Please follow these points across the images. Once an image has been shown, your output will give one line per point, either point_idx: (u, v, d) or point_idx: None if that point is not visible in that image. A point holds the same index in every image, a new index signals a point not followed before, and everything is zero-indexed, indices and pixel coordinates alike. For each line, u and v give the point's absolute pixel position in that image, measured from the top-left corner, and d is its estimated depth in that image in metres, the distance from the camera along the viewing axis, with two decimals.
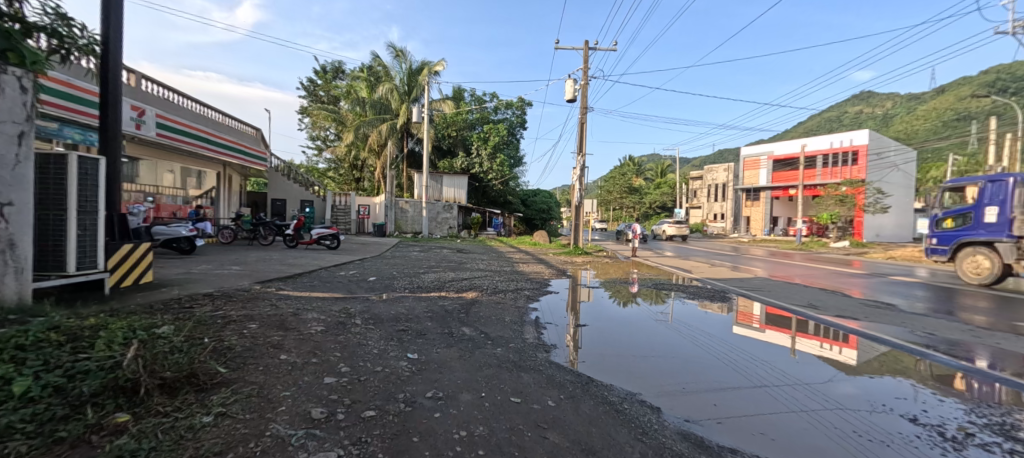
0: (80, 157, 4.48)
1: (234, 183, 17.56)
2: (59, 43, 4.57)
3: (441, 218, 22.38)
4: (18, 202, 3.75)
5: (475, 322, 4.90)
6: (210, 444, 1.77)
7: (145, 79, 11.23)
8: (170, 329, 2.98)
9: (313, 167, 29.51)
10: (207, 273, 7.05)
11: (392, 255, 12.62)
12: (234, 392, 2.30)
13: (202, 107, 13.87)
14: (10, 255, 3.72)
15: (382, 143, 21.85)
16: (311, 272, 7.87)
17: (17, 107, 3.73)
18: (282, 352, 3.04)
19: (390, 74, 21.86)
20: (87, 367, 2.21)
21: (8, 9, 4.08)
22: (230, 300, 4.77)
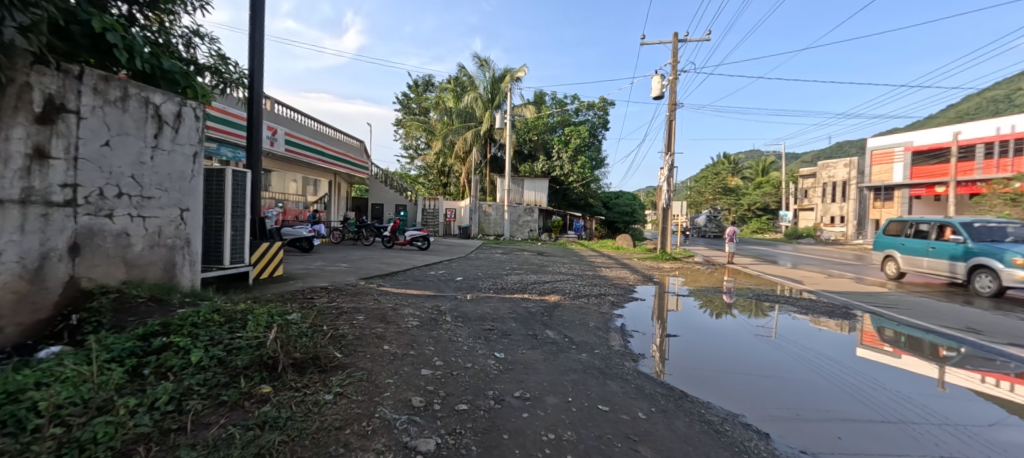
0: (234, 171, 5.47)
1: (343, 190, 19.85)
2: (219, 80, 5.67)
3: (523, 221, 22.87)
4: (192, 208, 4.69)
5: (558, 326, 4.90)
6: (331, 419, 2.02)
7: (277, 103, 13.28)
8: (298, 316, 3.47)
9: (404, 173, 31.84)
10: (322, 269, 8.07)
11: (476, 256, 13.17)
12: (348, 375, 2.60)
13: (319, 125, 15.96)
14: (186, 251, 4.67)
15: (467, 150, 23.04)
16: (406, 271, 8.57)
17: (192, 132, 4.66)
18: (385, 342, 3.35)
19: (474, 83, 22.85)
20: (240, 344, 2.68)
21: (187, 55, 5.21)
22: (341, 293, 5.39)
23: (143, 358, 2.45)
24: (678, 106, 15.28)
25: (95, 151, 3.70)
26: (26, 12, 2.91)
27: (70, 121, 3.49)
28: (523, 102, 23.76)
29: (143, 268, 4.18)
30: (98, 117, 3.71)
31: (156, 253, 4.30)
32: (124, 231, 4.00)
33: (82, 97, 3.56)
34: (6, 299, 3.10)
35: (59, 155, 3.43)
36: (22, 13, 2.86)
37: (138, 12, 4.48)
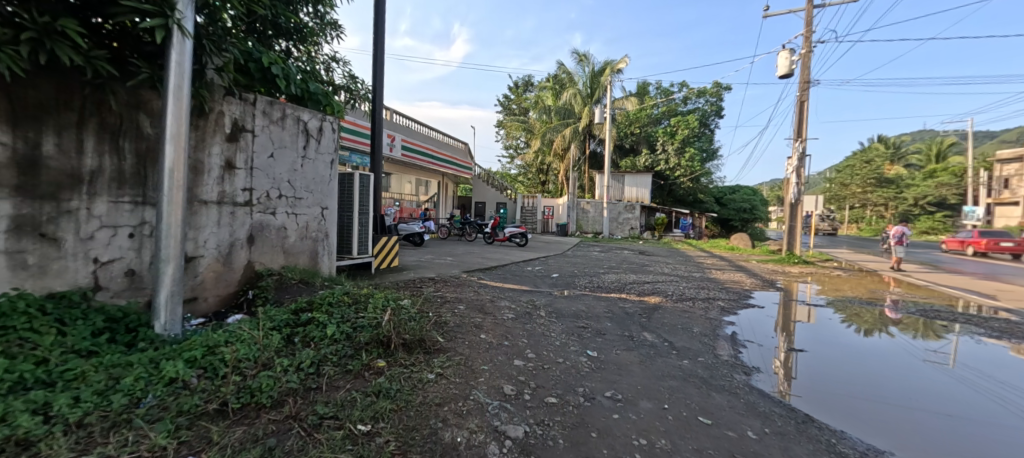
0: (361, 175, 6.32)
1: (450, 189, 21.43)
2: (350, 97, 6.61)
3: (623, 219, 22.00)
4: (329, 207, 5.55)
5: (657, 329, 4.64)
6: (433, 396, 2.23)
7: (396, 113, 14.93)
8: (409, 302, 3.87)
9: (505, 173, 33.06)
10: (430, 261, 8.86)
11: (573, 254, 13.10)
12: (449, 358, 2.84)
13: (430, 130, 17.47)
14: (326, 243, 5.54)
15: (566, 147, 23.00)
16: (505, 266, 8.94)
17: (330, 142, 5.50)
18: (482, 331, 3.57)
19: (573, 80, 22.57)
20: (363, 323, 3.11)
21: (327, 78, 6.19)
22: (445, 284, 5.86)
23: (295, 329, 3.01)
24: (811, 84, 13.13)
25: (264, 162, 4.62)
26: (220, 56, 3.78)
27: (248, 138, 4.41)
28: (624, 95, 22.84)
29: (296, 256, 5.10)
30: (265, 134, 4.61)
31: (304, 244, 5.20)
32: (283, 226, 4.91)
33: (255, 119, 4.46)
34: (209, 277, 4.10)
35: (241, 166, 4.37)
36: (217, 56, 3.71)
37: (293, 46, 5.45)
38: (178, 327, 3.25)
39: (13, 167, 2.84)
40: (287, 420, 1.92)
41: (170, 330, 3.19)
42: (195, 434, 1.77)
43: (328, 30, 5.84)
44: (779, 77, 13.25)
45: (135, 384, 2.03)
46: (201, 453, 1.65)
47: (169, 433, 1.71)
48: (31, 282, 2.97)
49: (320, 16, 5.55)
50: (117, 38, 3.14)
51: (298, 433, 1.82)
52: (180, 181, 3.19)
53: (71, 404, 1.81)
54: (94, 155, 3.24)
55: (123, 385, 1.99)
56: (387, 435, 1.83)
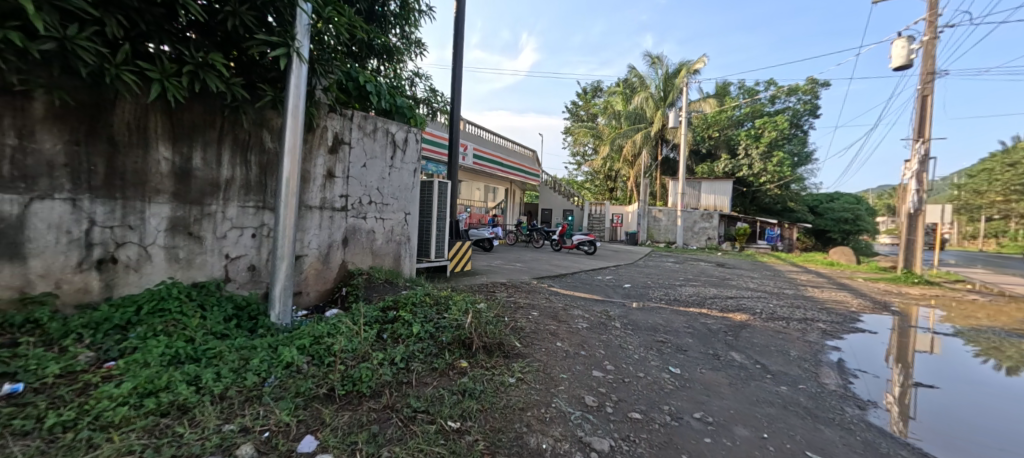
0: (440, 182, 6.66)
1: (517, 196, 21.71)
2: (430, 109, 7.04)
3: (699, 228, 20.55)
4: (411, 212, 5.91)
5: (746, 349, 4.26)
6: (515, 400, 2.26)
7: (468, 123, 15.54)
8: (486, 306, 3.97)
9: (571, 179, 32.74)
10: (500, 267, 9.04)
11: (645, 264, 12.51)
12: (527, 364, 2.87)
13: (499, 138, 17.89)
14: (407, 246, 5.91)
15: (637, 153, 22.18)
16: (574, 274, 8.83)
17: (413, 152, 5.86)
18: (558, 339, 3.55)
19: (645, 83, 21.74)
20: (446, 323, 3.25)
21: (410, 92, 6.67)
22: (517, 289, 5.94)
23: (384, 325, 3.23)
24: (936, 75, 11.29)
25: (358, 171, 5.07)
26: (326, 77, 4.22)
27: (346, 149, 4.87)
28: (702, 96, 21.50)
29: (382, 257, 5.51)
30: (360, 146, 5.05)
31: (389, 246, 5.60)
32: (372, 229, 5.33)
33: (352, 132, 4.91)
34: (312, 273, 4.59)
35: (339, 175, 4.84)
36: (323, 78, 4.17)
37: (382, 65, 5.95)
38: (289, 317, 3.67)
39: (173, 177, 3.45)
40: (385, 410, 2.07)
41: (283, 320, 3.61)
42: (310, 414, 1.98)
43: (412, 48, 6.27)
44: (893, 69, 11.60)
45: (260, 365, 2.33)
46: (316, 432, 1.84)
47: (290, 411, 1.94)
48: (181, 272, 3.57)
49: (406, 37, 5.99)
50: (248, 66, 3.66)
51: (397, 423, 1.96)
52: (294, 189, 3.62)
53: (215, 378, 2.13)
54: (229, 166, 3.80)
55: (253, 365, 2.30)
56: (475, 434, 1.90)
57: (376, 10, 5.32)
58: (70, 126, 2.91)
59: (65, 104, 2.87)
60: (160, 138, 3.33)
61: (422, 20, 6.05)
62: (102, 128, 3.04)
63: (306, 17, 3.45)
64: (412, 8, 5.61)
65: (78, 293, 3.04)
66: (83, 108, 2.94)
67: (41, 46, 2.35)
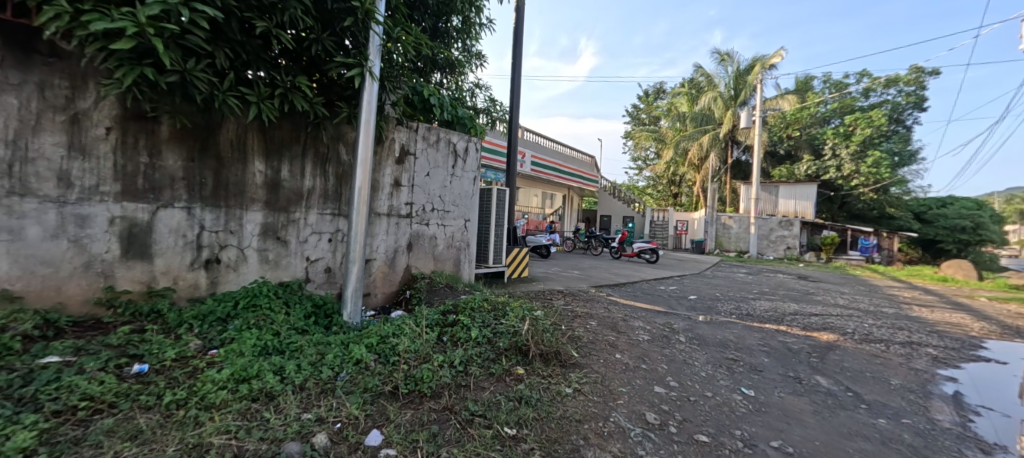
0: (498, 189, 6.79)
1: (575, 202, 21.44)
2: (489, 118, 7.23)
3: (777, 236, 18.72)
4: (470, 219, 6.08)
5: (834, 373, 3.81)
6: (572, 411, 2.23)
7: (526, 130, 15.70)
8: (543, 314, 3.95)
9: (632, 185, 31.67)
10: (557, 274, 8.97)
11: (714, 275, 11.69)
12: (585, 375, 2.81)
13: (557, 145, 17.83)
14: (466, 251, 6.08)
15: (704, 157, 20.92)
16: (634, 283, 8.51)
17: (473, 160, 6.03)
18: (617, 351, 3.44)
19: (713, 82, 20.48)
20: (503, 329, 3.29)
21: (471, 103, 6.91)
22: (575, 297, 5.84)
23: (444, 328, 3.34)
24: None
25: (422, 180, 5.33)
26: (394, 93, 4.51)
27: (411, 160, 5.15)
28: (779, 93, 19.79)
29: (443, 262, 5.72)
30: (424, 156, 5.32)
31: (450, 252, 5.80)
32: (434, 235, 5.57)
33: (417, 143, 5.19)
34: (379, 276, 4.89)
35: (405, 184, 5.13)
36: (392, 93, 4.46)
37: (445, 78, 6.23)
38: (358, 317, 3.93)
39: (265, 187, 3.88)
40: (444, 411, 2.14)
41: (353, 319, 3.88)
42: (377, 409, 2.11)
43: (473, 60, 6.49)
44: None
45: (334, 360, 2.52)
46: (382, 427, 1.95)
47: (359, 405, 2.08)
48: (270, 272, 3.98)
49: (467, 50, 6.21)
50: (328, 87, 4.02)
51: (455, 425, 2.01)
52: (365, 198, 3.89)
53: (296, 370, 2.35)
54: (310, 177, 4.19)
55: (327, 360, 2.50)
56: (531, 442, 1.90)
57: (439, 26, 5.59)
58: (187, 145, 3.40)
59: (184, 127, 3.36)
60: (255, 154, 3.77)
61: (483, 32, 6.24)
62: (211, 147, 3.51)
63: (377, 38, 3.72)
64: (473, 22, 5.82)
65: (190, 288, 3.52)
66: (197, 129, 3.42)
67: (167, 78, 2.78)
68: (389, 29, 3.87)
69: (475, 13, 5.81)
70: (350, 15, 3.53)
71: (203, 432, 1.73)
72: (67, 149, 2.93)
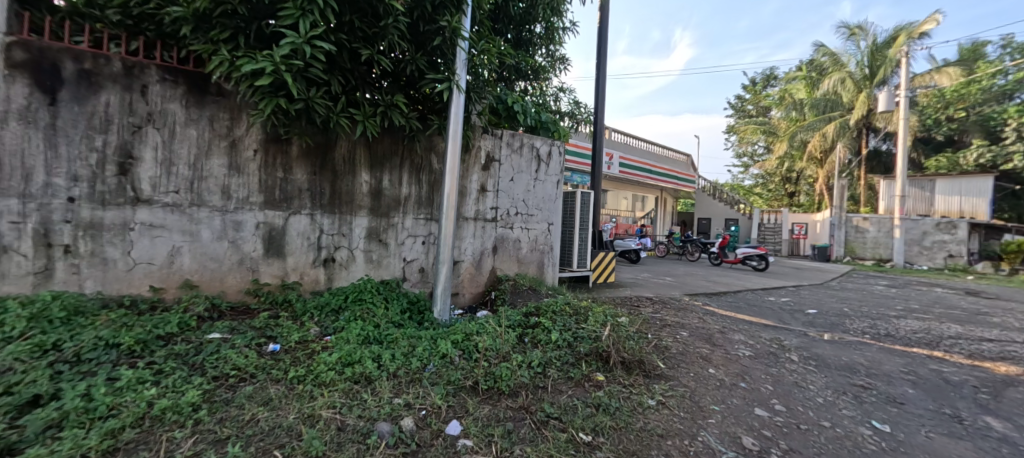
0: (582, 192, 6.70)
1: (668, 204, 20.13)
2: (573, 121, 7.21)
3: (933, 242, 15.11)
4: (554, 223, 6.08)
5: (1014, 415, 2.99)
6: (653, 424, 2.11)
7: (614, 131, 15.21)
8: (627, 320, 3.78)
9: (736, 183, 28.65)
10: (647, 280, 8.50)
11: (841, 286, 9.97)
12: (671, 388, 2.63)
13: (648, 144, 16.93)
14: (550, 255, 6.10)
15: (828, 148, 18.07)
16: (737, 293, 7.67)
17: (557, 164, 6.02)
18: (711, 365, 3.15)
19: (840, 62, 17.61)
20: (583, 334, 3.23)
21: (555, 107, 6.96)
22: (666, 306, 5.47)
23: (526, 330, 3.40)
24: None
25: (506, 185, 5.51)
26: (479, 103, 4.76)
27: (496, 166, 5.36)
28: (934, 67, 16.25)
29: (527, 265, 5.82)
30: (509, 162, 5.49)
31: (534, 255, 5.88)
32: (518, 238, 5.70)
33: (502, 150, 5.39)
34: (466, 276, 5.17)
35: (490, 189, 5.35)
36: (478, 103, 4.70)
37: (529, 85, 6.37)
38: (447, 314, 4.19)
39: (370, 196, 4.38)
40: (520, 410, 2.19)
41: (442, 316, 4.14)
42: (458, 401, 2.24)
43: (557, 64, 6.52)
44: None
45: (423, 353, 2.74)
46: (461, 419, 2.07)
47: (442, 396, 2.23)
48: (373, 271, 4.47)
49: (551, 55, 6.27)
50: (421, 103, 4.39)
51: (530, 424, 2.05)
52: (453, 204, 4.16)
53: (391, 359, 2.60)
54: (407, 185, 4.62)
55: (417, 352, 2.72)
56: (607, 452, 1.85)
57: (523, 35, 5.75)
58: (310, 161, 4.00)
59: (308, 146, 3.95)
60: (362, 166, 4.28)
61: (566, 36, 6.25)
62: (328, 162, 4.08)
63: (464, 53, 3.97)
64: (556, 27, 5.87)
65: (312, 283, 4.12)
66: (318, 147, 4.01)
67: (295, 106, 3.32)
68: (474, 43, 4.09)
69: (558, 18, 5.85)
70: (440, 34, 3.83)
71: (315, 405, 2.02)
72: (227, 168, 3.66)
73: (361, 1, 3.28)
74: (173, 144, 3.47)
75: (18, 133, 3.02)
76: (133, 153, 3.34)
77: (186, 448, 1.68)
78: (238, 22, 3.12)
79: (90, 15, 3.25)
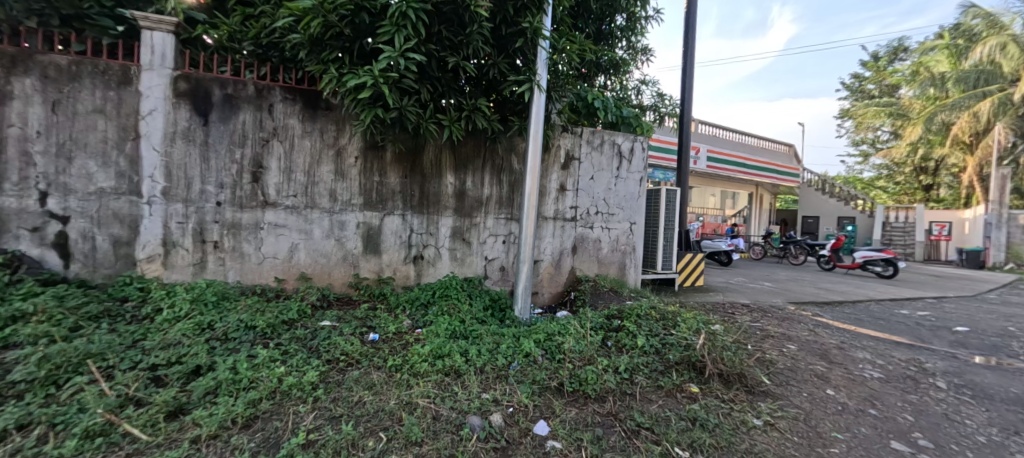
0: (667, 190, 6.32)
1: (766, 201, 18.13)
2: (656, 115, 6.82)
3: None
4: (636, 222, 5.81)
5: None
6: (761, 448, 1.91)
7: (702, 123, 14.08)
8: (723, 328, 3.47)
9: (853, 176, 24.81)
10: (743, 285, 7.73)
11: (1004, 299, 8.09)
12: (780, 408, 2.35)
13: (742, 135, 15.38)
14: (633, 255, 5.84)
15: (981, 130, 14.82)
16: (857, 303, 6.61)
17: (641, 161, 5.74)
18: (829, 386, 2.75)
19: (1000, 23, 14.32)
20: (673, 341, 3.03)
21: (637, 101, 6.66)
22: (766, 314, 4.91)
23: (609, 333, 3.28)
24: None
25: (586, 183, 5.39)
26: (559, 102, 4.74)
27: (576, 164, 5.29)
28: None
29: (608, 266, 5.65)
30: (589, 160, 5.37)
31: (615, 255, 5.68)
32: (599, 238, 5.55)
33: (581, 147, 5.30)
34: (545, 276, 5.18)
35: (570, 188, 5.29)
36: (559, 102, 4.66)
37: (609, 80, 6.17)
38: (527, 313, 4.22)
39: (455, 196, 4.59)
40: (609, 416, 2.13)
41: (523, 315, 4.19)
42: (544, 402, 2.24)
43: (638, 56, 6.23)
44: None
45: (507, 350, 2.79)
46: (548, 419, 2.07)
47: (529, 395, 2.25)
48: (458, 269, 4.68)
49: (633, 46, 6.01)
50: (503, 105, 4.48)
51: (620, 433, 1.98)
52: (534, 203, 4.19)
53: (477, 355, 2.69)
54: (489, 186, 4.75)
55: (502, 350, 2.79)
56: None
57: (604, 29, 5.58)
58: (403, 166, 4.31)
59: (400, 151, 4.26)
60: (447, 169, 4.51)
61: (649, 25, 5.93)
62: (417, 165, 4.36)
63: (545, 53, 3.96)
64: (638, 16, 5.60)
65: (403, 278, 4.44)
66: (409, 152, 4.31)
67: (391, 115, 3.60)
68: (555, 42, 4.07)
69: (640, 6, 5.57)
70: (522, 36, 3.87)
71: (412, 393, 2.16)
72: (334, 173, 4.10)
73: (448, 11, 3.46)
74: (293, 154, 3.98)
75: (182, 151, 3.69)
76: (263, 164, 3.90)
77: (308, 422, 1.90)
78: (344, 43, 3.46)
79: (231, 47, 3.86)
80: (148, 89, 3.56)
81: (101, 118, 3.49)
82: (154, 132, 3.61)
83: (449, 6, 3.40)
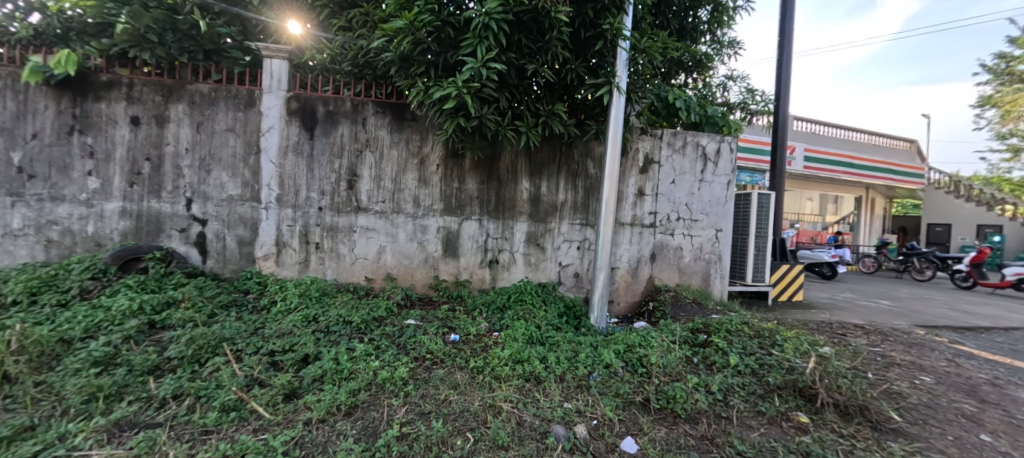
0: (759, 194, 5.76)
1: (879, 206, 15.75)
2: (746, 113, 6.27)
3: None
4: (724, 229, 5.36)
5: None
6: None
7: (798, 119, 12.66)
8: (834, 351, 3.04)
9: None
10: (853, 303, 6.75)
11: None
12: (918, 451, 2.00)
13: (849, 131, 13.53)
14: (719, 265, 5.39)
15: None
16: (1013, 331, 5.42)
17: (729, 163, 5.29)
18: (983, 431, 2.27)
19: None
20: (772, 361, 2.73)
21: (722, 99, 6.18)
22: (888, 338, 4.23)
23: (696, 348, 3.05)
24: None
25: (667, 187, 5.11)
26: (639, 103, 4.56)
27: (656, 168, 5.04)
28: None
29: (690, 275, 5.29)
30: (669, 163, 5.09)
31: (698, 264, 5.30)
32: (680, 246, 5.23)
33: (661, 150, 5.04)
34: (621, 283, 5.00)
35: (649, 192, 5.06)
36: (638, 103, 4.49)
37: (691, 77, 5.82)
38: (603, 322, 4.10)
39: (530, 202, 4.62)
40: (704, 440, 1.98)
41: (599, 323, 4.07)
42: (629, 417, 2.14)
43: (725, 50, 5.79)
44: None
45: (586, 359, 2.72)
46: (636, 436, 1.97)
47: (613, 408, 2.17)
48: (532, 274, 4.70)
49: (719, 40, 5.60)
50: (579, 109, 4.43)
51: None
52: (612, 209, 4.06)
53: (556, 362, 2.66)
54: (564, 191, 4.71)
55: (581, 358, 2.73)
56: None
57: (686, 24, 5.27)
58: (481, 172, 4.45)
59: (479, 158, 4.41)
60: (523, 174, 4.56)
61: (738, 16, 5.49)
62: (494, 172, 4.48)
63: (625, 54, 3.84)
64: (726, 8, 5.21)
65: (479, 281, 4.57)
66: (487, 159, 4.44)
67: (472, 124, 3.73)
68: (636, 42, 3.93)
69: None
70: (601, 38, 3.80)
71: (495, 396, 2.20)
72: (418, 180, 4.36)
73: (528, 20, 3.52)
74: (383, 163, 4.30)
75: (293, 163, 4.18)
76: (357, 172, 4.27)
77: (401, 415, 2.02)
78: (431, 58, 3.67)
79: (333, 69, 4.30)
80: (268, 109, 4.09)
81: (231, 135, 4.08)
82: (272, 147, 4.14)
83: (529, 15, 3.45)
